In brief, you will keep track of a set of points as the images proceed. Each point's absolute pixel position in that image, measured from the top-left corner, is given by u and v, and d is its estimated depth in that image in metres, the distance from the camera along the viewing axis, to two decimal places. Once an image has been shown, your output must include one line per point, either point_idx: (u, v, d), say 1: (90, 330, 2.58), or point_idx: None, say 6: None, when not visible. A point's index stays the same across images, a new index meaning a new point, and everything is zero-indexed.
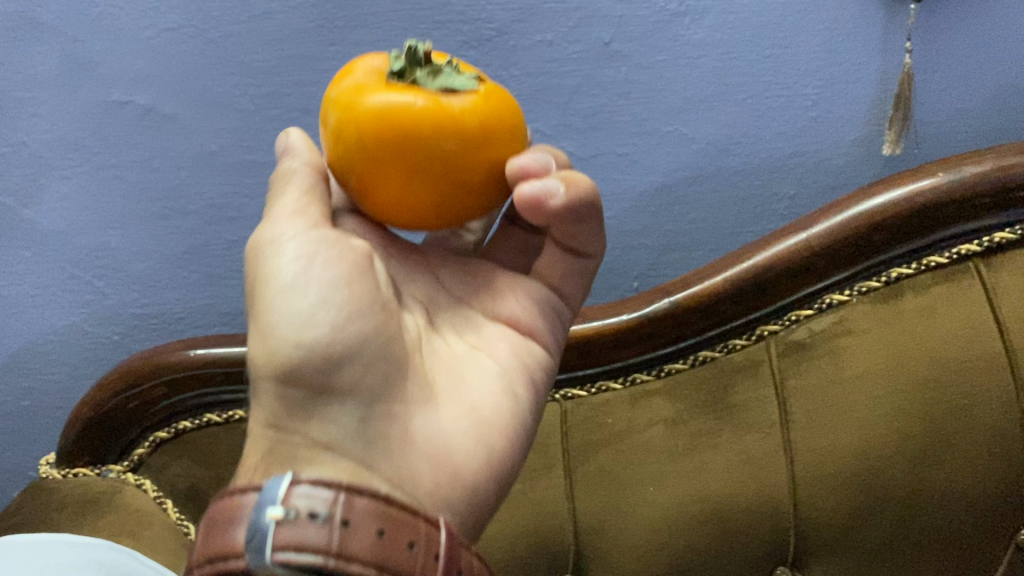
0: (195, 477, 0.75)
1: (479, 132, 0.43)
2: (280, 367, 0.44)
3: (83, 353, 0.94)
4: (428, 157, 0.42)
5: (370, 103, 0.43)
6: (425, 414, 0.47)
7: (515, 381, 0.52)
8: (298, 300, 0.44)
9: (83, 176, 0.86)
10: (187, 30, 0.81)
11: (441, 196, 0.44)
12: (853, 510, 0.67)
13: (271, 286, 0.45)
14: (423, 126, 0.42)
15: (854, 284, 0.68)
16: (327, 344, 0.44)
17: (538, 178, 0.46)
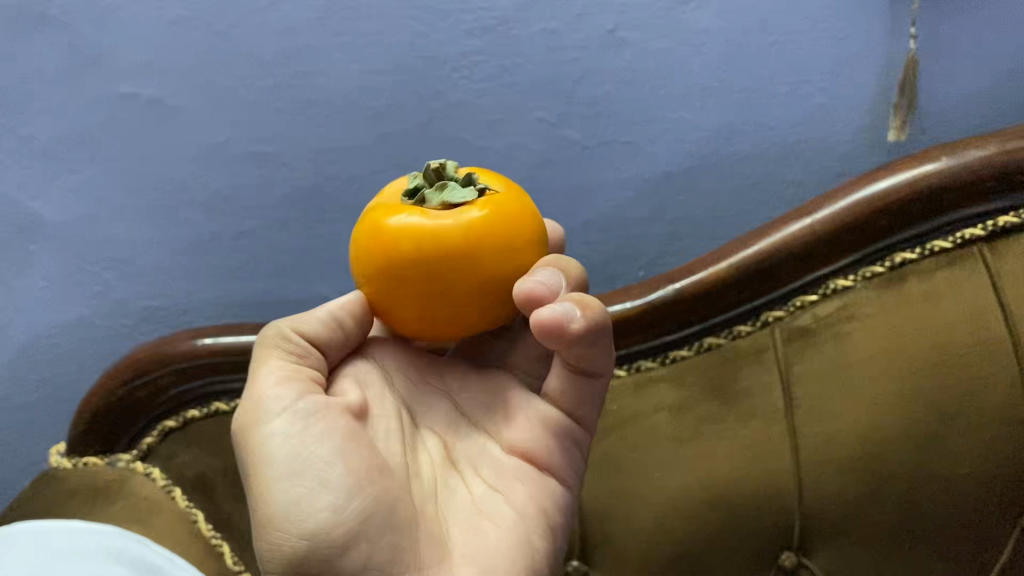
0: (205, 465, 0.75)
1: (461, 246, 0.44)
2: (286, 560, 0.44)
3: (87, 347, 0.94)
4: (414, 274, 0.44)
5: (368, 224, 0.46)
6: (438, 575, 0.45)
7: (533, 526, 0.49)
8: (288, 484, 0.44)
9: (90, 168, 0.87)
10: (195, 23, 0.82)
11: (451, 316, 0.46)
12: (857, 495, 0.67)
13: (264, 469, 0.45)
14: (432, 250, 0.44)
15: (859, 270, 0.68)
16: (326, 531, 0.43)
17: (552, 301, 0.45)
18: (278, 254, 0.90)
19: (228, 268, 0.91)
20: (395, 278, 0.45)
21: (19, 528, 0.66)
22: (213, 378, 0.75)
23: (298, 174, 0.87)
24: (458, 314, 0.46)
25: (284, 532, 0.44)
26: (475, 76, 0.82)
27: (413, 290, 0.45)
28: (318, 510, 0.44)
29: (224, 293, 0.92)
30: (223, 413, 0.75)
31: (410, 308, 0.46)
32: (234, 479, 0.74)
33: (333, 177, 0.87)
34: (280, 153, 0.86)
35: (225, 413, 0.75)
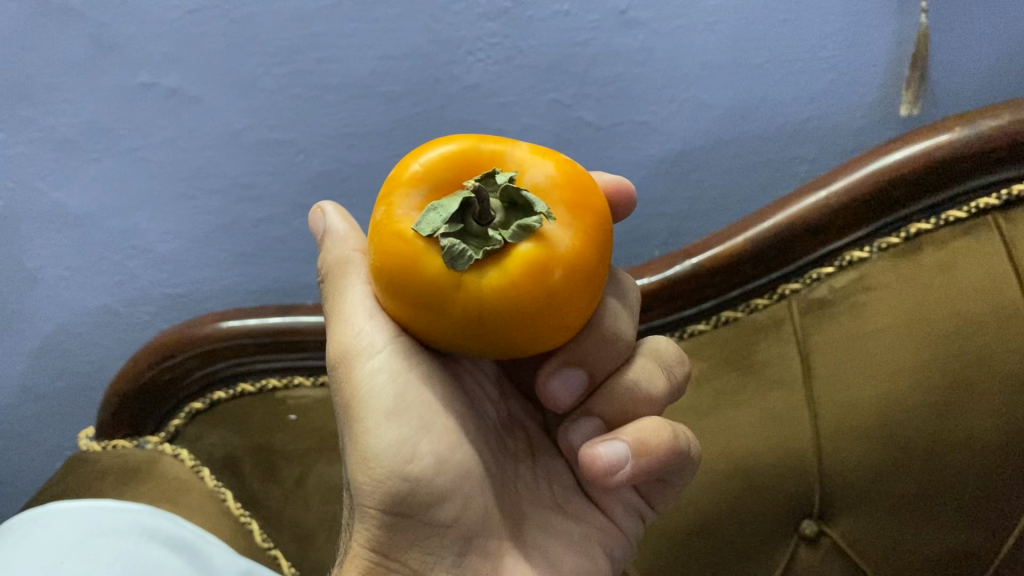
0: (232, 445, 0.76)
1: (472, 324, 0.39)
2: (383, 493, 0.47)
3: (115, 333, 0.97)
4: (415, 310, 0.40)
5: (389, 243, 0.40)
6: (512, 549, 0.52)
7: (592, 537, 0.56)
8: (395, 425, 0.48)
9: (112, 158, 0.89)
10: (211, 11, 0.82)
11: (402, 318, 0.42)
12: (876, 463, 0.68)
13: (367, 404, 0.48)
14: (393, 251, 0.40)
15: (874, 241, 0.69)
16: (428, 478, 0.48)
17: (612, 450, 0.48)
18: (300, 240, 0.93)
19: (251, 254, 0.94)
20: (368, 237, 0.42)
21: (53, 509, 0.67)
22: (237, 360, 0.76)
23: (318, 160, 0.89)
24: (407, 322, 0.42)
25: (386, 469, 0.47)
26: (490, 58, 0.83)
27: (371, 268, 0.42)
28: (426, 458, 0.48)
29: (248, 278, 0.95)
30: (248, 394, 0.77)
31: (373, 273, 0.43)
32: (262, 458, 0.75)
33: (352, 163, 0.89)
34: (299, 140, 0.88)
35: (251, 394, 0.77)
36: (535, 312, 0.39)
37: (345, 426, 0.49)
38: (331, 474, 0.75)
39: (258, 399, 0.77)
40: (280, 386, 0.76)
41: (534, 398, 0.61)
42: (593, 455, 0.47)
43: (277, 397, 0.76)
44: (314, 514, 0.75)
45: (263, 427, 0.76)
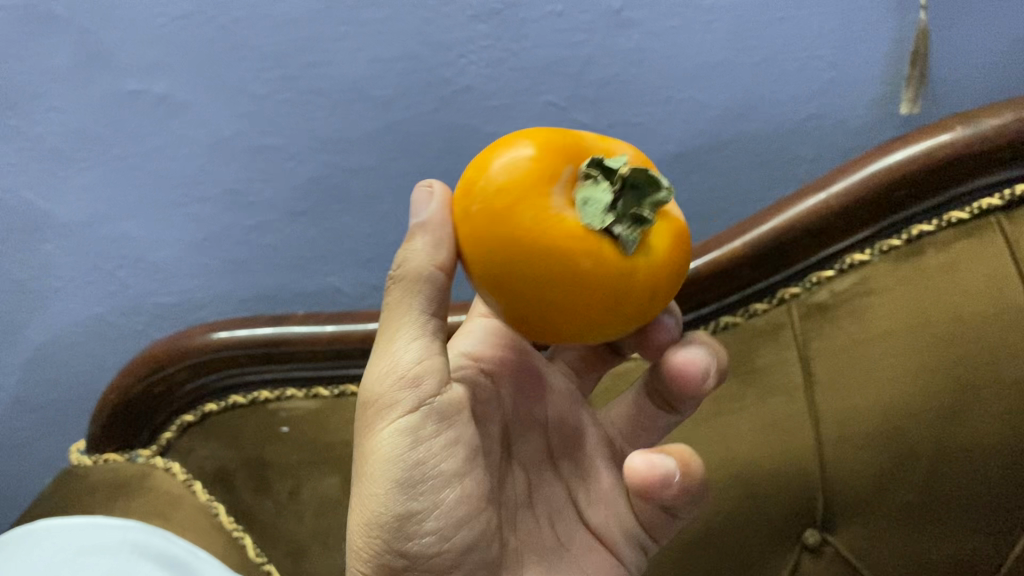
0: (224, 458, 0.75)
1: (644, 295, 0.39)
2: (380, 560, 0.48)
3: (107, 344, 0.95)
4: (582, 306, 0.39)
5: (561, 244, 0.38)
6: None
7: None
8: (405, 498, 0.47)
9: (102, 166, 0.87)
10: (199, 17, 0.81)
11: (539, 323, 0.40)
12: (879, 470, 0.66)
13: (381, 469, 0.47)
14: (561, 255, 0.38)
15: (876, 244, 0.68)
16: (429, 553, 0.48)
17: (650, 462, 0.47)
18: (292, 247, 0.92)
19: (243, 262, 0.92)
20: (501, 249, 0.39)
21: (42, 526, 0.66)
22: (228, 372, 0.75)
23: (310, 166, 0.88)
24: (544, 326, 0.40)
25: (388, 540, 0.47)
26: (482, 60, 0.82)
27: (516, 280, 0.39)
28: (429, 537, 0.47)
29: (241, 286, 0.93)
30: (240, 406, 0.76)
31: (493, 284, 0.40)
32: (254, 471, 0.74)
33: (344, 169, 0.88)
34: (290, 145, 0.86)
35: (242, 407, 0.75)
36: (672, 278, 0.40)
37: (358, 476, 0.50)
38: (324, 487, 0.73)
39: (249, 411, 0.75)
40: (272, 398, 0.75)
41: (545, 430, 0.60)
42: (640, 464, 0.47)
43: (269, 408, 0.75)
44: (307, 527, 0.73)
45: (255, 439, 0.75)
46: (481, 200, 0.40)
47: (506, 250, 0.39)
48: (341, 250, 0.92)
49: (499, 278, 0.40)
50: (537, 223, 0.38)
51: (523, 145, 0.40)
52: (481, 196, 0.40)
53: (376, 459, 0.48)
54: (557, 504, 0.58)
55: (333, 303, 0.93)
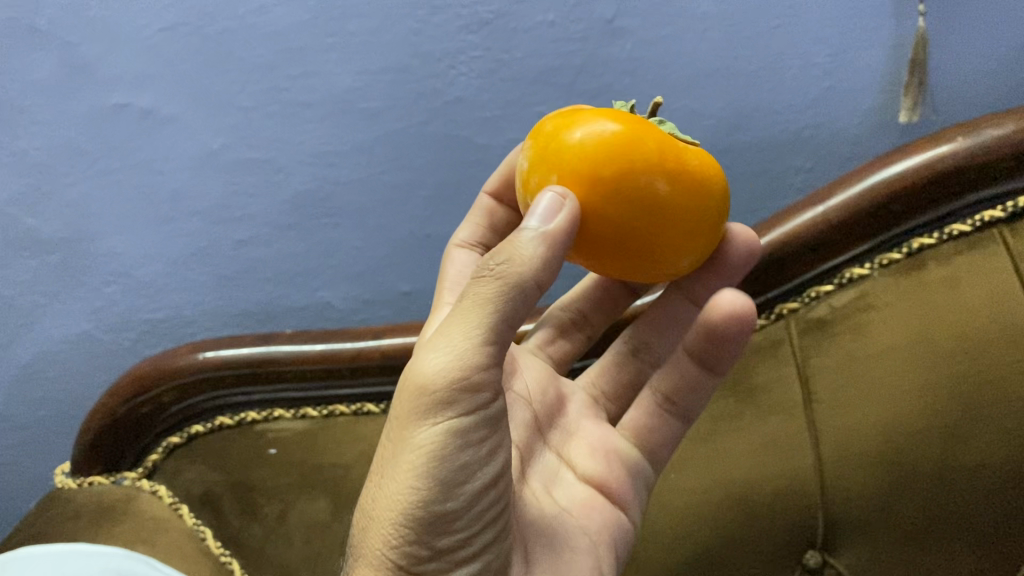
0: (210, 482, 0.73)
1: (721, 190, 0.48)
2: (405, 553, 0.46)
3: (96, 360, 0.94)
4: (714, 214, 0.45)
5: (694, 170, 0.44)
6: None
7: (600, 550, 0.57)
8: (444, 497, 0.46)
9: (87, 181, 0.85)
10: (183, 29, 0.79)
11: (661, 252, 0.45)
12: (881, 492, 0.65)
13: (422, 465, 0.46)
14: (671, 173, 0.43)
15: (876, 257, 0.66)
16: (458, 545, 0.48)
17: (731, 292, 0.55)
18: (281, 262, 0.90)
19: (232, 276, 0.91)
20: (617, 200, 0.43)
21: (18, 555, 0.63)
22: (215, 393, 0.73)
23: (298, 179, 0.86)
24: (667, 252, 0.45)
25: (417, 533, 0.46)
26: (472, 71, 0.80)
27: (643, 219, 0.43)
28: (459, 532, 0.48)
29: (231, 301, 0.92)
30: (227, 428, 0.74)
31: (614, 235, 0.44)
32: (241, 494, 0.72)
33: (332, 182, 0.86)
34: (279, 158, 0.85)
35: (229, 428, 0.74)
36: None
37: (382, 463, 0.48)
38: (312, 511, 0.71)
39: (237, 433, 0.74)
40: (260, 419, 0.74)
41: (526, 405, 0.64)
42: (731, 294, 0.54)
43: (257, 429, 0.74)
44: (296, 553, 0.71)
45: (242, 462, 0.73)
46: (572, 170, 0.43)
47: (658, 210, 0.43)
48: (331, 264, 0.90)
49: (615, 225, 0.43)
50: (640, 161, 0.42)
51: (576, 119, 0.45)
52: (574, 173, 0.43)
53: (416, 451, 0.46)
54: (553, 471, 0.61)
55: (324, 317, 0.92)
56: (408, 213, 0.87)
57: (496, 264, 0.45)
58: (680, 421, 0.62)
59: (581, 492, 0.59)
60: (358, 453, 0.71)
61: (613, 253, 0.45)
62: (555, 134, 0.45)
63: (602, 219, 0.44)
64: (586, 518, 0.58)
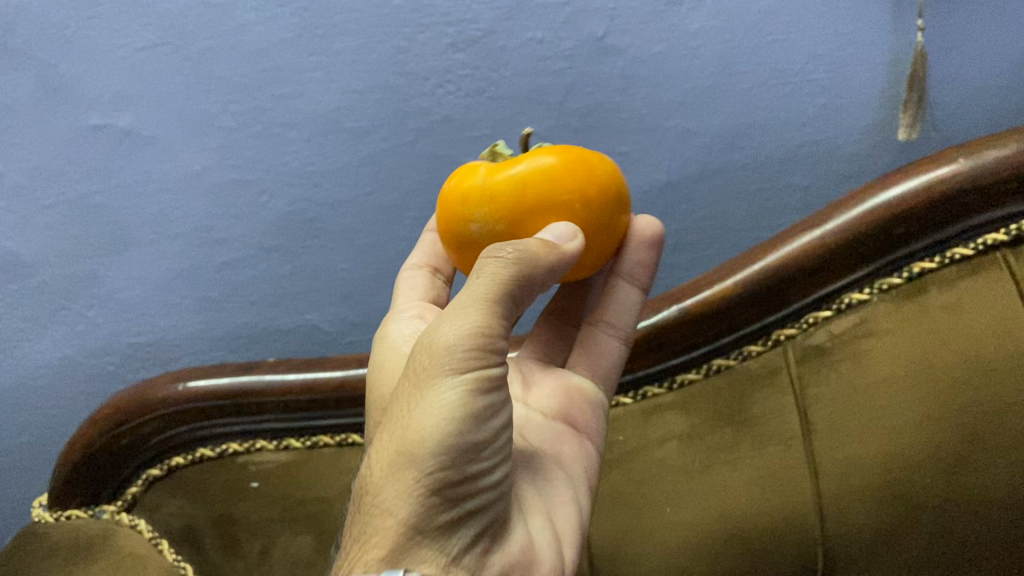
0: (192, 515, 0.72)
1: None
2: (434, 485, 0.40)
3: (78, 386, 0.90)
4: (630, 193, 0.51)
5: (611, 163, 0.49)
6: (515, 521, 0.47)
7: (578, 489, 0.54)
8: (475, 433, 0.42)
9: (65, 204, 0.82)
10: (163, 48, 0.77)
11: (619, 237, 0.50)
12: (883, 525, 0.63)
13: (458, 395, 0.41)
14: (610, 170, 0.48)
15: (876, 281, 0.64)
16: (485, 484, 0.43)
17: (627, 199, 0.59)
18: (267, 284, 0.87)
19: (216, 300, 0.87)
20: (598, 207, 0.47)
21: None
22: (196, 424, 0.71)
23: (283, 201, 0.83)
24: (618, 237, 0.50)
25: (444, 483, 0.40)
26: (461, 91, 0.78)
27: (614, 214, 0.48)
28: (483, 478, 0.43)
29: (214, 324, 0.88)
30: (208, 460, 0.73)
31: (600, 239, 0.48)
32: (222, 529, 0.72)
33: (319, 203, 0.83)
34: (264, 179, 0.82)
35: (210, 460, 0.73)
36: None
37: (404, 397, 0.42)
38: (295, 547, 0.71)
39: (219, 464, 0.73)
40: (242, 451, 0.72)
41: None
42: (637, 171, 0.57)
43: (238, 462, 0.72)
44: None
45: (223, 495, 0.72)
46: (555, 198, 0.45)
47: (609, 200, 0.47)
48: (317, 286, 0.88)
49: (597, 230, 0.47)
50: (589, 174, 0.46)
51: (511, 166, 0.46)
52: (556, 206, 0.45)
53: (438, 400, 0.41)
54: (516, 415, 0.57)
55: (310, 340, 0.89)
56: (395, 233, 0.85)
57: (506, 273, 0.42)
58: (622, 340, 0.61)
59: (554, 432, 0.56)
60: (342, 486, 0.71)
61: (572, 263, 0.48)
62: (507, 184, 0.46)
63: (590, 231, 0.47)
64: (561, 454, 0.55)
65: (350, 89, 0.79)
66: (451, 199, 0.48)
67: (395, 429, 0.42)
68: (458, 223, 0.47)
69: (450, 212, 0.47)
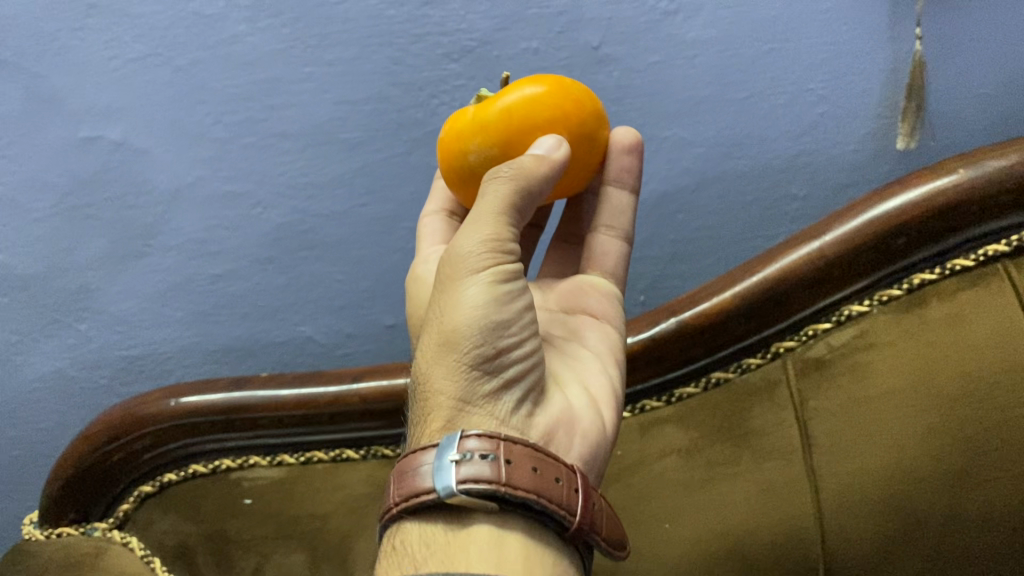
0: (184, 533, 0.71)
1: None
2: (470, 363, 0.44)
3: (70, 400, 0.88)
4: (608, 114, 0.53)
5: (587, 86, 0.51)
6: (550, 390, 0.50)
7: (608, 362, 0.56)
8: (502, 313, 0.45)
9: (56, 216, 0.82)
10: (154, 59, 0.77)
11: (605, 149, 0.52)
12: (886, 540, 0.62)
13: (481, 282, 0.45)
14: (585, 87, 0.50)
15: (875, 293, 0.63)
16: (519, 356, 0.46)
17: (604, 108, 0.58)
18: (260, 297, 0.85)
19: (209, 312, 0.85)
20: (582, 122, 0.48)
21: None
22: (188, 440, 0.70)
23: (276, 212, 0.82)
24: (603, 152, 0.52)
25: (483, 361, 0.44)
26: (455, 101, 0.78)
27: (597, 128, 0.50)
28: (516, 350, 0.46)
29: (206, 337, 0.86)
30: (200, 476, 0.72)
31: (585, 150, 0.50)
32: (216, 547, 0.70)
33: (313, 215, 0.82)
34: (256, 191, 0.81)
35: (203, 476, 0.72)
36: None
37: (439, 299, 0.46)
38: (289, 564, 0.70)
39: (212, 480, 0.72)
40: (235, 467, 0.71)
41: None
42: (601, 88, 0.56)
43: (232, 478, 0.71)
44: None
45: (217, 513, 0.71)
46: (540, 119, 0.47)
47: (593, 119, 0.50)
48: (311, 298, 0.86)
49: (583, 143, 0.49)
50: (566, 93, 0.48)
51: (496, 100, 0.48)
52: (541, 127, 0.47)
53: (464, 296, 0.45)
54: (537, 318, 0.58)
55: (303, 353, 0.88)
56: (390, 245, 0.83)
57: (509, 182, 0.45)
58: (623, 240, 0.60)
59: (579, 324, 0.58)
60: (337, 502, 0.70)
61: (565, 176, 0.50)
62: (496, 115, 0.48)
63: (577, 144, 0.49)
64: (583, 338, 0.57)
65: (344, 99, 0.78)
66: (449, 138, 0.50)
67: (432, 330, 0.46)
68: (458, 159, 0.49)
69: (448, 149, 0.50)
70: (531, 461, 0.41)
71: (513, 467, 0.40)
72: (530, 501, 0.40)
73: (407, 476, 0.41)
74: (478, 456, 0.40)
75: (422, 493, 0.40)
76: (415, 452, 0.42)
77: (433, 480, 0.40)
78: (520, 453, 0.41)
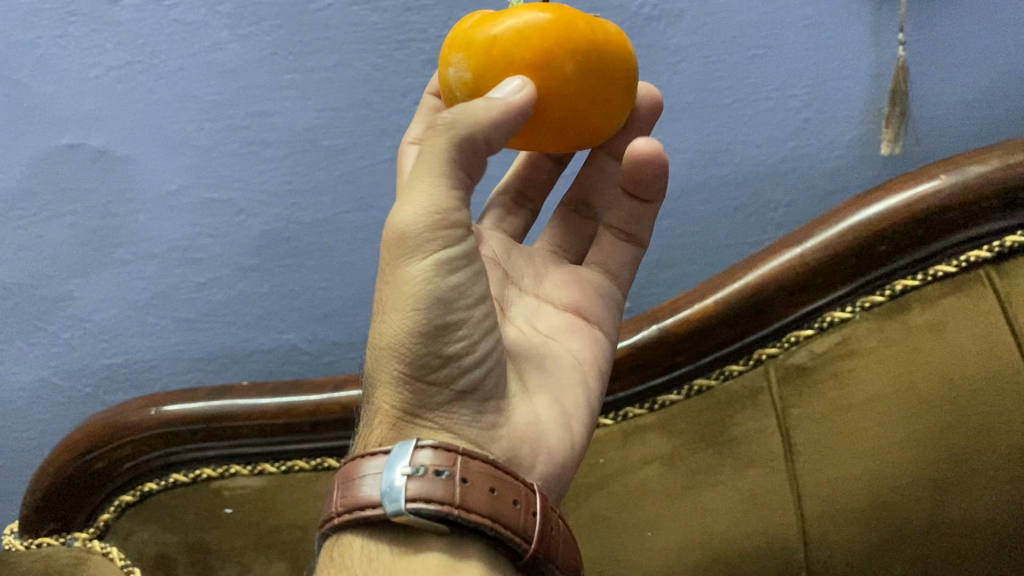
0: (164, 544, 0.71)
1: None
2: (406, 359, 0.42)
3: (55, 408, 0.87)
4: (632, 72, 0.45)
5: (612, 35, 0.43)
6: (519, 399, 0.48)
7: (588, 376, 0.53)
8: (444, 311, 0.42)
9: (39, 225, 0.81)
10: (135, 67, 0.77)
11: (600, 124, 0.44)
12: (868, 550, 0.61)
13: (422, 280, 0.42)
14: (603, 38, 0.42)
15: (856, 300, 0.63)
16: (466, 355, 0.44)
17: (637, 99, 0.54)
18: (244, 305, 0.84)
19: (193, 320, 0.84)
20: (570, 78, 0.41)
21: None
22: (168, 449, 0.70)
23: (259, 220, 0.81)
24: (604, 117, 0.44)
25: (425, 366, 0.43)
26: None
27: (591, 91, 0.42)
28: (463, 348, 0.44)
29: (190, 346, 0.85)
30: (181, 484, 0.71)
31: (565, 108, 0.42)
32: (196, 557, 0.70)
33: (296, 222, 0.82)
34: (239, 198, 0.81)
35: (183, 485, 0.71)
36: None
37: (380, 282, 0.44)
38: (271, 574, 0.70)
39: (192, 489, 0.71)
40: (216, 476, 0.71)
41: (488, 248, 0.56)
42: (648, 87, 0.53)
43: (212, 487, 0.71)
44: None
45: (197, 522, 0.70)
46: (521, 54, 0.41)
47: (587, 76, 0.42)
48: (296, 305, 0.85)
49: (569, 102, 0.42)
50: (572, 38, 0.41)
51: (493, 20, 0.42)
52: (517, 65, 0.41)
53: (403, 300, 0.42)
54: (528, 307, 0.55)
55: (289, 362, 0.86)
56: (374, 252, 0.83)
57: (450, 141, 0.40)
58: (635, 245, 0.58)
59: (563, 322, 0.54)
60: (319, 513, 0.69)
61: (547, 129, 0.44)
62: (481, 39, 0.42)
63: (553, 102, 0.42)
64: (568, 343, 0.53)
65: (327, 106, 0.78)
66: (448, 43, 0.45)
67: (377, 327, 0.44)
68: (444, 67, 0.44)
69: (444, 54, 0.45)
70: (487, 482, 0.40)
71: (468, 487, 0.39)
72: (482, 525, 0.39)
73: (354, 486, 0.40)
74: (431, 473, 0.39)
75: (369, 508, 0.39)
76: (365, 458, 0.41)
77: (382, 496, 0.39)
78: (477, 472, 0.40)
